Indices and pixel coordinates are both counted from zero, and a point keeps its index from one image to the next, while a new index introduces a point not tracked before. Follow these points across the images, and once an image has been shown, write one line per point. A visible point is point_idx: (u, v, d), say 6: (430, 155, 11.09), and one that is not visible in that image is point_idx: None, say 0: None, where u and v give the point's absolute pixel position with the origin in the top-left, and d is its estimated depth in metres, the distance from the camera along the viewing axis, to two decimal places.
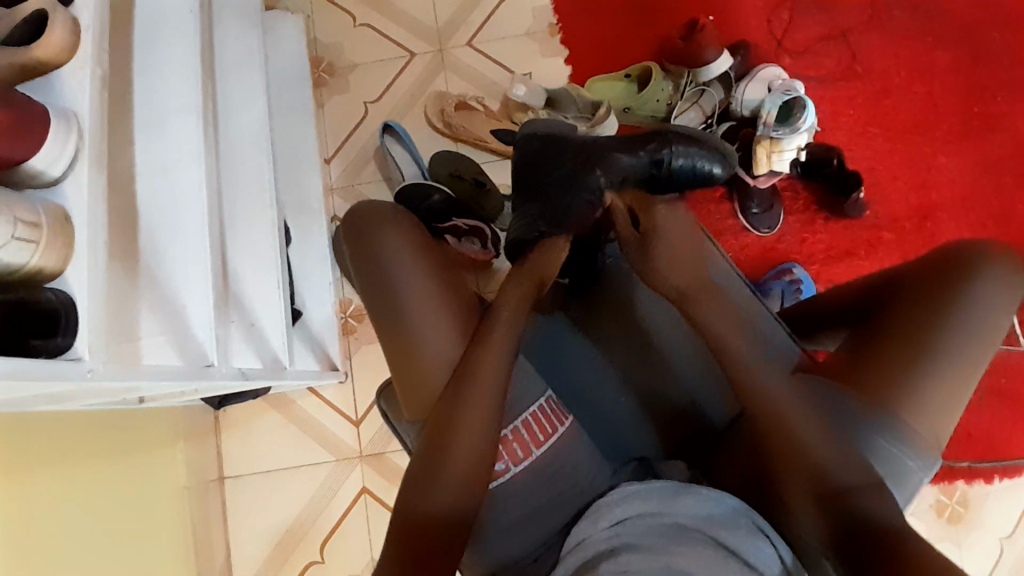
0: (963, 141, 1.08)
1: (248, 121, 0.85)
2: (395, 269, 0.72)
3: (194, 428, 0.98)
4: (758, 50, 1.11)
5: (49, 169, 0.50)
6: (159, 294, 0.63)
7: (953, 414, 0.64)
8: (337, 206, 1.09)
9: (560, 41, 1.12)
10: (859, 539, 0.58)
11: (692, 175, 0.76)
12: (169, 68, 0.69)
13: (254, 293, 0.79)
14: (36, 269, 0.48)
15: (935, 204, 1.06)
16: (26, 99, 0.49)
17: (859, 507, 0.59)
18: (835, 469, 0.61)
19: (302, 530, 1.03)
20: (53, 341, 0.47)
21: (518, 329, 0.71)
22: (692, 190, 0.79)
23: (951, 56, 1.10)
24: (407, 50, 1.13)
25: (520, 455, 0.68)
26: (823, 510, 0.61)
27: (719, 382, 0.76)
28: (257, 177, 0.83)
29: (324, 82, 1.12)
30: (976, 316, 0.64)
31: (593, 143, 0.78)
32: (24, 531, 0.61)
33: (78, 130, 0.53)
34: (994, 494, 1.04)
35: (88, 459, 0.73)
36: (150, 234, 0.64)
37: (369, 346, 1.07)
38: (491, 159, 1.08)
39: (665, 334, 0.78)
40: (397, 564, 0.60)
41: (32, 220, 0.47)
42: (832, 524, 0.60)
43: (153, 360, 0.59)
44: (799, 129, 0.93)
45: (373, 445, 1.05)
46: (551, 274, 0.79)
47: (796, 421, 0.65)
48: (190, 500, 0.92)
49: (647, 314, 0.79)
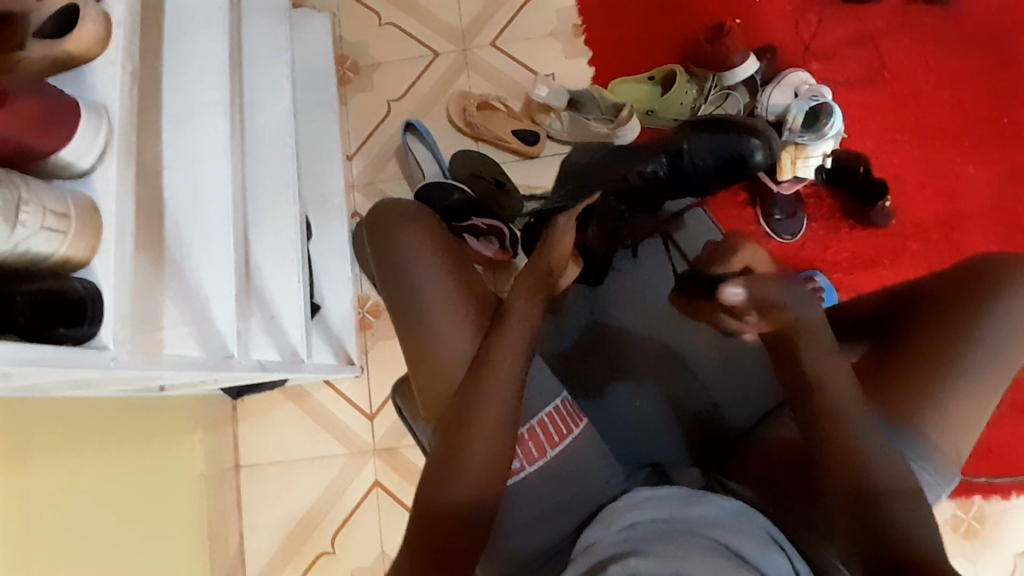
0: (994, 150, 1.06)
1: (271, 116, 0.87)
2: (412, 264, 0.73)
3: (211, 417, 1.00)
4: (785, 53, 1.09)
5: (79, 161, 0.52)
6: (182, 284, 0.64)
7: (976, 427, 0.62)
8: (358, 202, 1.10)
9: (584, 42, 1.11)
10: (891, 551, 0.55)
11: (720, 151, 0.87)
12: (196, 63, 0.70)
13: (274, 286, 0.81)
14: (64, 258, 0.49)
15: (963, 215, 1.04)
16: (57, 92, 0.50)
17: (890, 513, 0.56)
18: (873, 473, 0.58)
19: (314, 521, 1.05)
20: (79, 329, 0.48)
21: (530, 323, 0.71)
22: (732, 166, 0.90)
23: (984, 63, 1.08)
24: (430, 49, 1.13)
25: (535, 455, 0.68)
26: (853, 519, 0.57)
27: (742, 383, 0.76)
28: (279, 172, 0.84)
29: (348, 79, 1.13)
30: (1005, 329, 0.62)
31: (625, 150, 0.95)
32: (45, 512, 0.63)
33: (108, 124, 0.54)
34: (1014, 512, 1.02)
35: (108, 444, 0.75)
36: (175, 226, 0.65)
37: (384, 342, 1.08)
38: (512, 159, 1.08)
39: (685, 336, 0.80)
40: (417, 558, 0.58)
41: (61, 211, 0.48)
42: (860, 534, 0.57)
43: (174, 349, 0.60)
44: (826, 135, 0.93)
45: (385, 439, 1.06)
46: (564, 268, 0.82)
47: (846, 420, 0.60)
48: (206, 487, 0.94)
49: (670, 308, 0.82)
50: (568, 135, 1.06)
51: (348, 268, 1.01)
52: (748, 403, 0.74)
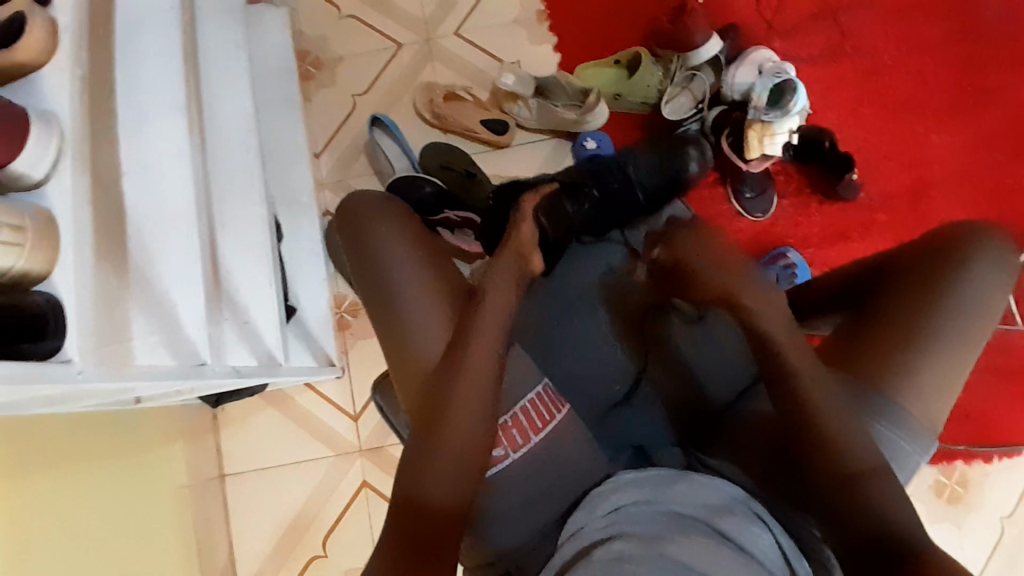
0: (955, 119, 1.08)
1: (234, 116, 0.84)
2: (386, 250, 0.73)
3: (191, 427, 0.99)
4: (748, 31, 1.10)
5: (33, 171, 0.50)
6: (150, 294, 0.62)
7: (946, 397, 0.64)
8: (329, 200, 1.08)
9: (548, 27, 1.11)
10: (880, 541, 0.55)
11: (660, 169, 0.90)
12: (152, 64, 0.68)
13: (248, 290, 0.79)
14: (22, 272, 0.47)
15: (929, 183, 1.06)
16: (6, 103, 0.48)
17: (874, 496, 0.57)
18: (859, 452, 0.59)
19: (304, 525, 1.04)
20: (41, 345, 0.47)
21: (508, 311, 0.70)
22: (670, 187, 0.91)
23: (942, 33, 1.10)
24: (394, 41, 1.12)
25: (520, 441, 0.69)
26: (847, 504, 0.57)
27: (730, 349, 0.75)
28: (245, 174, 0.82)
29: (311, 75, 1.11)
30: (971, 299, 0.64)
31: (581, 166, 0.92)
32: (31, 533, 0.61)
33: (59, 133, 0.52)
34: (993, 473, 1.05)
35: (88, 462, 0.74)
36: (138, 233, 0.63)
37: (365, 340, 1.07)
38: (481, 149, 1.08)
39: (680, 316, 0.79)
40: (401, 549, 0.59)
41: (17, 223, 0.46)
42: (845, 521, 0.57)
43: (145, 360, 0.58)
44: (791, 111, 0.93)
45: (371, 438, 1.05)
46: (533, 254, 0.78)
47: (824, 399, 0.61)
48: (191, 498, 0.93)
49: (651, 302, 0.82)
50: (536, 122, 1.06)
51: (322, 267, 0.99)
52: (726, 377, 0.74)
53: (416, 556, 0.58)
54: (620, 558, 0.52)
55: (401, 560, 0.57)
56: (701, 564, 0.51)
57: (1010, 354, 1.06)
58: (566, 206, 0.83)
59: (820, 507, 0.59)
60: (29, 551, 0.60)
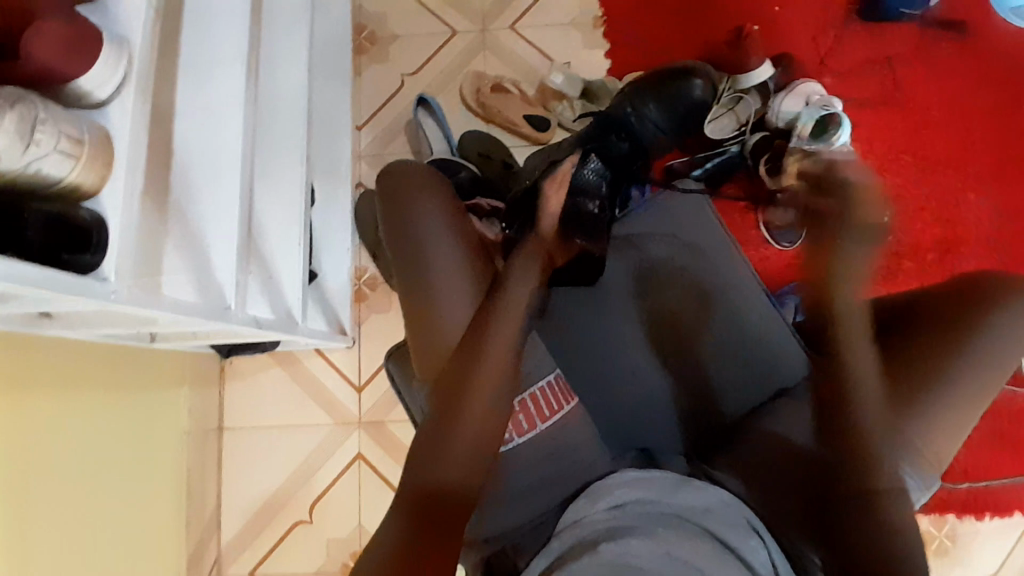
0: (996, 178, 1.08)
1: (288, 72, 0.85)
2: (424, 226, 0.74)
3: (199, 375, 0.99)
4: (800, 64, 1.11)
5: (97, 91, 0.51)
6: (189, 230, 0.64)
7: (956, 438, 0.64)
8: (364, 172, 1.10)
9: (603, 34, 1.12)
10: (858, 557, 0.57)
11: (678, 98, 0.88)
12: (220, 7, 0.69)
13: (276, 246, 0.79)
14: (75, 184, 0.48)
15: (960, 238, 1.06)
16: (82, 19, 0.50)
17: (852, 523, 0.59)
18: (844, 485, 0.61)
19: (294, 488, 1.04)
20: (83, 257, 0.48)
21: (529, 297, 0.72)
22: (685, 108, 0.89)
23: (995, 92, 1.10)
24: (450, 27, 1.13)
25: (525, 427, 0.69)
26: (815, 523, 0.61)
27: (732, 383, 0.76)
28: (292, 132, 0.83)
29: (364, 49, 1.13)
30: (997, 348, 0.65)
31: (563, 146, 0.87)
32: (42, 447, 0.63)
33: (127, 57, 0.52)
34: (985, 533, 1.04)
35: (101, 391, 0.75)
36: (183, 172, 0.64)
37: (379, 314, 1.07)
38: (521, 144, 1.09)
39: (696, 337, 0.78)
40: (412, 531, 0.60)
41: (77, 137, 0.47)
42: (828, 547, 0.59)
43: (172, 293, 0.59)
44: (834, 144, 0.95)
45: (372, 412, 1.06)
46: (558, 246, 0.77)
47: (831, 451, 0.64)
48: (188, 444, 0.94)
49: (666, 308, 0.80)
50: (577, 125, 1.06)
51: (348, 237, 1.00)
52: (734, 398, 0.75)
53: (428, 532, 0.59)
54: (629, 562, 0.53)
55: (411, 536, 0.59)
56: (693, 560, 0.53)
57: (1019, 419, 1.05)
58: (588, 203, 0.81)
59: (814, 529, 0.61)
60: (32, 465, 0.60)
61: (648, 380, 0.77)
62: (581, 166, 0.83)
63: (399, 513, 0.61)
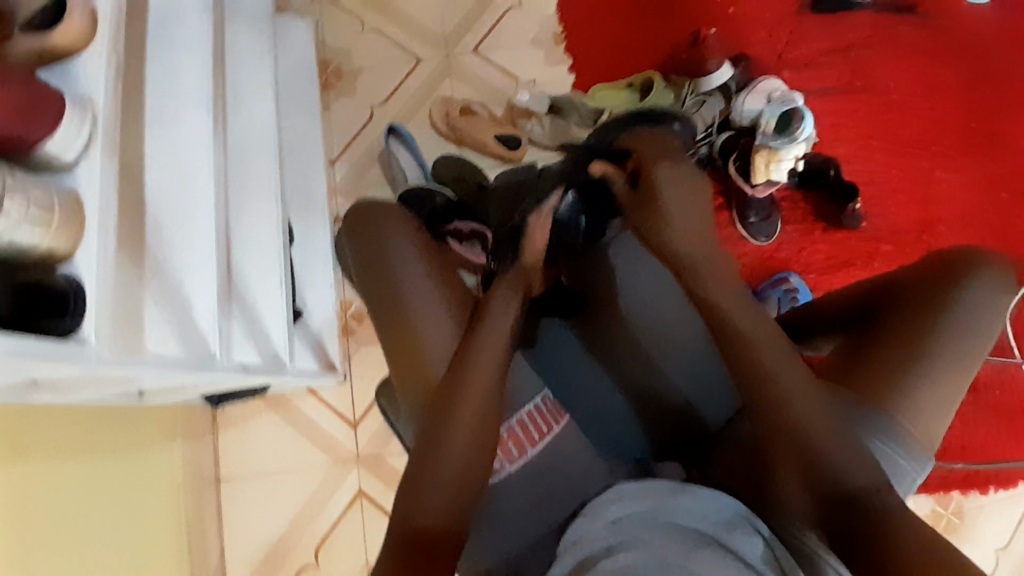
0: (960, 155, 1.11)
1: (255, 112, 0.85)
2: (396, 257, 0.75)
3: (191, 427, 0.98)
4: (759, 62, 1.13)
5: (63, 155, 0.50)
6: (163, 281, 0.62)
7: (946, 418, 0.65)
8: (341, 207, 1.10)
9: (565, 50, 1.14)
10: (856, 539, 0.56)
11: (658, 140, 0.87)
12: (182, 58, 0.69)
13: (258, 290, 0.79)
14: (48, 251, 0.47)
15: (933, 217, 1.09)
16: (43, 84, 0.49)
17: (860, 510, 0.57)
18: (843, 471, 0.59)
19: (298, 531, 1.03)
20: (60, 322, 0.47)
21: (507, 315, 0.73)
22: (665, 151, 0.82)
23: (949, 73, 1.13)
24: (414, 55, 1.14)
25: (515, 453, 0.69)
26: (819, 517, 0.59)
27: (720, 384, 0.76)
28: (264, 173, 0.83)
29: (331, 84, 1.13)
30: (975, 322, 0.66)
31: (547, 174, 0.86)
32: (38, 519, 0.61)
33: (92, 118, 0.52)
34: (989, 505, 1.05)
35: (92, 453, 0.73)
36: (156, 227, 0.63)
37: (369, 347, 1.07)
38: (495, 164, 1.09)
39: (675, 340, 0.79)
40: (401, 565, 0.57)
41: (46, 204, 0.46)
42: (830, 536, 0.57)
43: (155, 347, 0.58)
44: (798, 139, 0.94)
45: (370, 447, 1.05)
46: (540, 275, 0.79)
47: (835, 443, 0.60)
48: (187, 497, 0.92)
49: (642, 315, 0.81)
50: (548, 139, 1.06)
51: (330, 273, 1.00)
52: (722, 398, 0.75)
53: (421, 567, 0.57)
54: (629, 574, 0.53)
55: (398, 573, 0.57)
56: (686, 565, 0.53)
57: (1010, 389, 1.06)
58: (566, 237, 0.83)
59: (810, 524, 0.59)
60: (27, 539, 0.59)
61: (635, 384, 0.79)
62: (560, 201, 0.81)
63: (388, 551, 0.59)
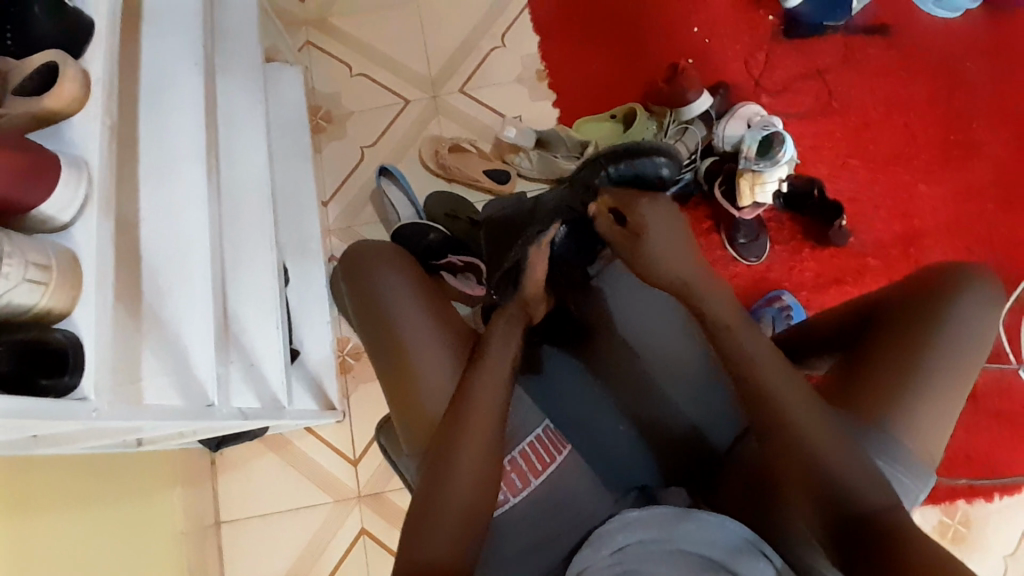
0: (940, 169, 1.13)
1: (246, 159, 0.87)
2: (392, 299, 0.76)
3: (191, 472, 0.98)
4: (737, 88, 1.16)
5: (59, 215, 0.52)
6: (163, 332, 0.64)
7: (942, 433, 0.65)
8: (335, 246, 1.12)
9: (548, 85, 1.17)
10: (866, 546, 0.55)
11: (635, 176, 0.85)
12: (175, 113, 0.71)
13: (255, 334, 0.80)
14: (45, 310, 0.49)
15: (919, 230, 1.10)
16: (39, 147, 0.51)
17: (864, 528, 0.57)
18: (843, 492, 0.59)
19: (301, 573, 1.02)
20: (61, 381, 0.48)
21: (505, 352, 0.74)
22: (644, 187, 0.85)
23: (923, 90, 1.16)
24: (402, 97, 1.17)
25: (520, 485, 0.69)
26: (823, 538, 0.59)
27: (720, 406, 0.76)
28: (258, 218, 0.85)
29: (322, 128, 1.16)
30: (963, 337, 0.66)
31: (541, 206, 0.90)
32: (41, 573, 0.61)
33: (88, 176, 0.54)
34: (997, 514, 1.04)
35: (93, 504, 0.73)
36: (153, 278, 0.65)
37: (367, 384, 1.08)
38: (485, 198, 1.12)
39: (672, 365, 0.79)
40: None
41: (44, 263, 0.48)
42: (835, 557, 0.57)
43: (155, 400, 0.59)
44: (781, 161, 0.97)
45: (370, 484, 1.04)
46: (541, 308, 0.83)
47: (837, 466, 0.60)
48: (188, 544, 0.92)
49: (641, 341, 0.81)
50: (538, 173, 1.10)
51: (326, 312, 1.01)
52: (723, 421, 0.75)
53: None
54: None
55: None
56: None
57: (1008, 396, 1.06)
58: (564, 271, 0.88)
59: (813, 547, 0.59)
60: None
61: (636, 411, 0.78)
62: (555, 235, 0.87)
63: None
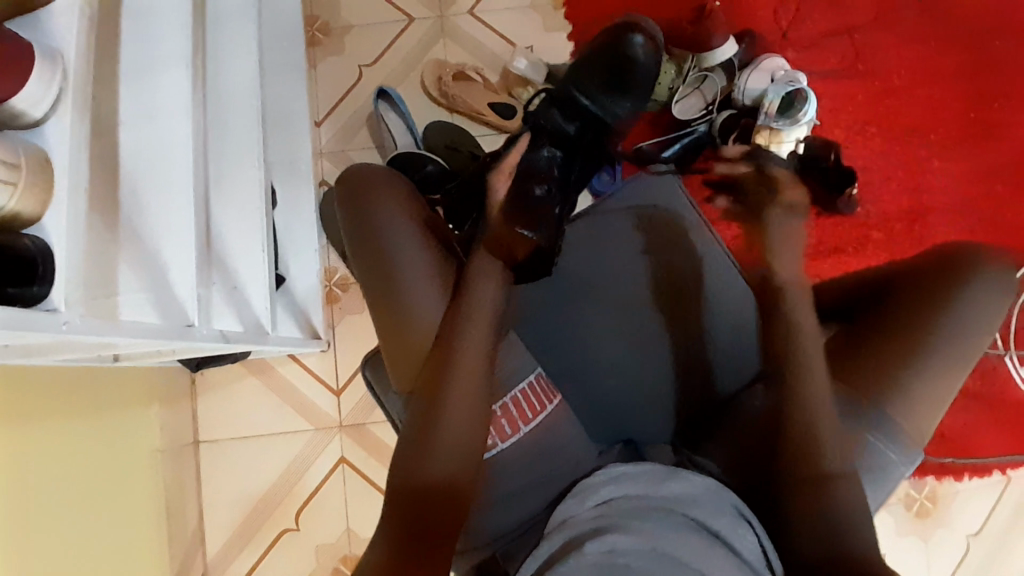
0: (956, 147, 1.10)
1: (235, 68, 0.80)
2: (386, 231, 0.73)
3: (170, 391, 0.96)
4: (762, 40, 1.10)
5: (32, 109, 0.47)
6: (140, 247, 0.59)
7: (936, 417, 0.67)
8: (326, 170, 1.07)
9: (565, 16, 1.10)
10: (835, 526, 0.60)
11: (622, 67, 0.82)
12: (161, 10, 0.64)
13: (241, 256, 0.76)
14: (13, 213, 0.44)
15: (926, 208, 1.08)
16: (11, 35, 0.46)
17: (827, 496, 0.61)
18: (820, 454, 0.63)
19: (278, 498, 1.03)
20: (30, 290, 0.44)
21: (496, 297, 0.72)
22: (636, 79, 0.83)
23: (952, 61, 1.11)
24: (406, 14, 1.09)
25: (508, 431, 0.69)
26: (802, 503, 0.62)
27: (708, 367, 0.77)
28: (247, 133, 0.78)
29: (318, 41, 1.09)
30: (969, 322, 0.67)
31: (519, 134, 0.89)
32: (22, 484, 0.61)
33: (62, 70, 0.49)
34: (963, 491, 1.08)
35: (74, 419, 0.72)
36: (133, 187, 0.60)
37: (354, 315, 1.05)
38: (489, 133, 1.07)
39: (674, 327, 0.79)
40: (395, 527, 0.63)
41: (12, 161, 0.43)
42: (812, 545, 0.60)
43: (132, 315, 0.55)
44: (800, 121, 0.95)
45: (353, 415, 1.04)
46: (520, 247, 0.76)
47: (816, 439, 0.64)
48: (165, 461, 0.91)
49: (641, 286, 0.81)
50: None
51: (315, 239, 0.97)
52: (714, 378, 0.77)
53: (412, 538, 0.62)
54: (618, 562, 0.53)
55: (392, 533, 0.62)
56: (679, 552, 0.53)
57: (988, 380, 1.08)
58: (534, 188, 0.82)
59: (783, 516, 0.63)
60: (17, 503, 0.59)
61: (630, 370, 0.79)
62: (533, 155, 0.84)
63: (391, 512, 0.64)
